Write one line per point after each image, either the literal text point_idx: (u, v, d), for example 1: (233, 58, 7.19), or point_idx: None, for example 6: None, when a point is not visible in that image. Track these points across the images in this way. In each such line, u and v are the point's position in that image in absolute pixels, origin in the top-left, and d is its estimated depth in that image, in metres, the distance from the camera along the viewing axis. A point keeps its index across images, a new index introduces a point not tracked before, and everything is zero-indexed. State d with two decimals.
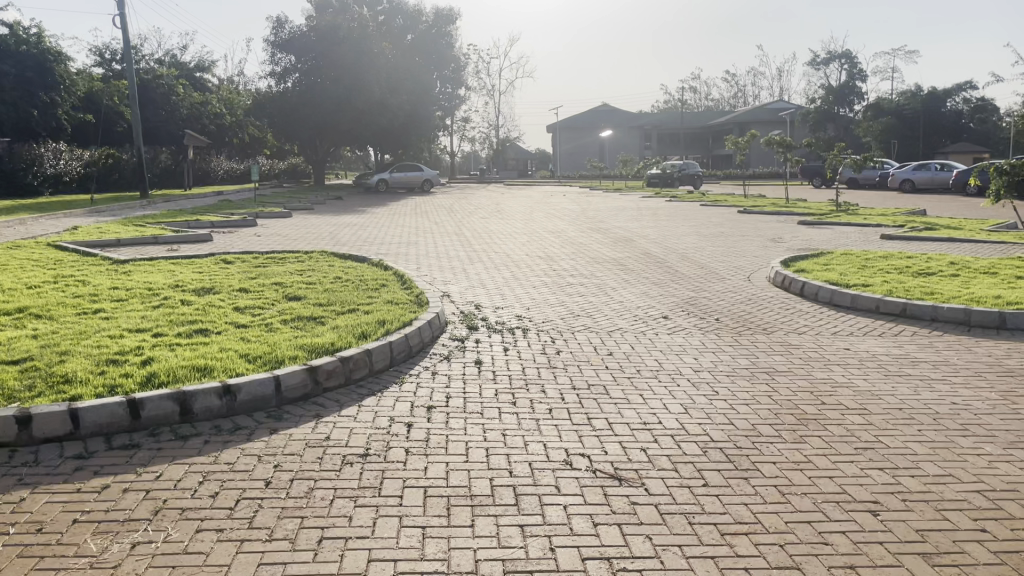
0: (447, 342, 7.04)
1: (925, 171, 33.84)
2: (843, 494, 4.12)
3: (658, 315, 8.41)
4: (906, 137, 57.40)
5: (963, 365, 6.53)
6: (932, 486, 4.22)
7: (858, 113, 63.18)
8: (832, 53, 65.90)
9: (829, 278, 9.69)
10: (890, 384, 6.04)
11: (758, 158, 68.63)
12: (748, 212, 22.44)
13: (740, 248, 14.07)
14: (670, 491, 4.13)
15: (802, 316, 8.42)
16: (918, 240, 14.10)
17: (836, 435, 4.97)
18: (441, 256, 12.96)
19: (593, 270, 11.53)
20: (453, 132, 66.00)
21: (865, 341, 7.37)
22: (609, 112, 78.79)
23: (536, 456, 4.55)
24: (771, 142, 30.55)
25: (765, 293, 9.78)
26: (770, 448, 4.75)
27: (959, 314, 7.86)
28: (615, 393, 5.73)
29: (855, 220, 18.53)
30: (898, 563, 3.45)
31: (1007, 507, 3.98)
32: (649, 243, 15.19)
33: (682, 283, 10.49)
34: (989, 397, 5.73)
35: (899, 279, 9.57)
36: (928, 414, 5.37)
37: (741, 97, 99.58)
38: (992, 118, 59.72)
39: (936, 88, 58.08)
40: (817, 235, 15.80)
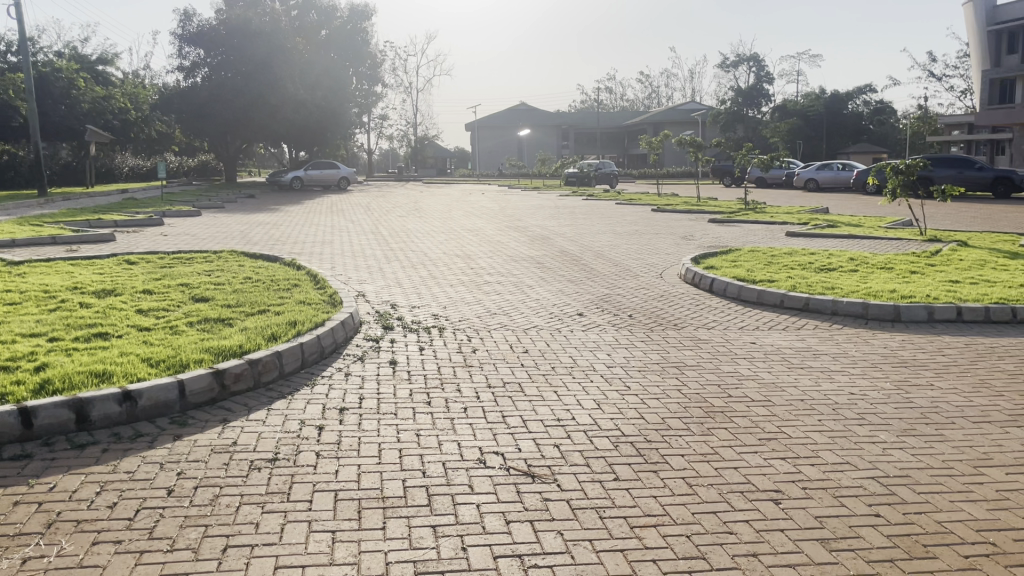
0: (360, 343, 6.94)
1: (828, 171, 35.29)
2: (747, 484, 4.25)
3: (573, 312, 8.50)
4: (810, 138, 59.56)
5: (861, 357, 6.84)
6: (831, 473, 4.40)
7: (765, 114, 65.17)
8: (740, 56, 68.13)
9: (737, 275, 9.96)
10: (793, 376, 6.26)
11: (672, 158, 70.49)
12: (662, 211, 22.85)
13: (654, 246, 14.34)
14: (582, 486, 4.19)
15: (711, 312, 8.67)
16: (821, 237, 14.64)
17: (740, 427, 5.12)
18: (355, 255, 12.76)
19: (511, 269, 11.55)
20: (369, 130, 65.18)
21: (770, 335, 7.61)
22: (527, 112, 79.01)
23: (450, 455, 4.54)
24: (683, 142, 31.19)
25: (676, 289, 10.01)
26: (679, 441, 4.85)
27: (857, 308, 8.24)
28: (530, 391, 5.76)
29: (762, 218, 19.11)
30: (798, 549, 3.58)
31: (900, 492, 4.17)
32: (565, 241, 15.26)
33: (596, 281, 10.61)
34: (883, 387, 6.01)
35: (802, 276, 9.94)
36: (827, 404, 5.59)
37: (655, 98, 101.64)
38: (889, 120, 63.64)
39: (838, 90, 60.57)
40: (726, 233, 16.20)
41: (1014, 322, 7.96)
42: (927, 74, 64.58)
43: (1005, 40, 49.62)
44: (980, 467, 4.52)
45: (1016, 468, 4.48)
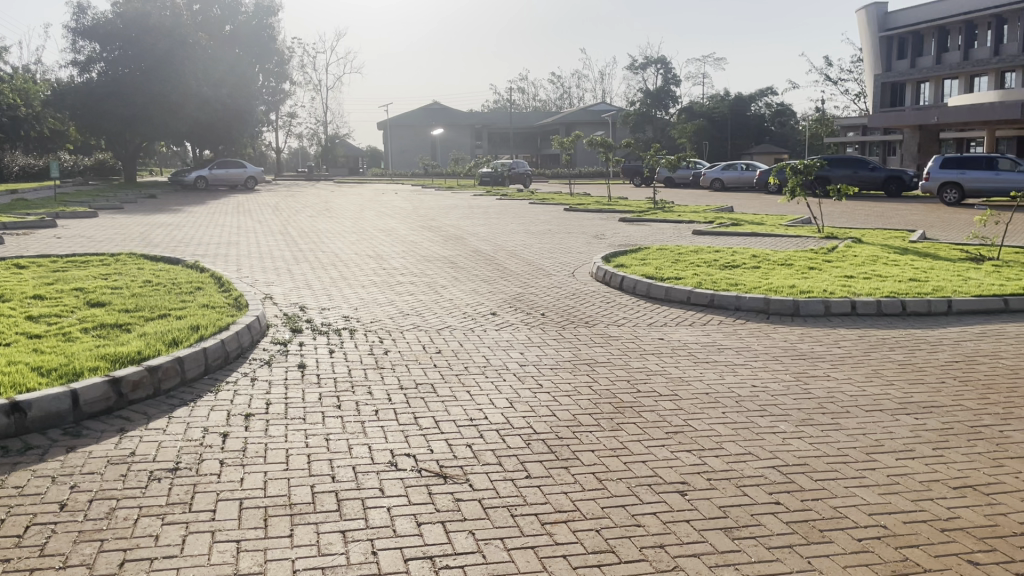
0: (267, 347, 6.77)
1: (732, 170, 36.43)
2: (654, 477, 4.35)
3: (486, 311, 8.52)
4: (717, 139, 61.32)
5: (762, 350, 7.08)
6: (734, 464, 4.55)
7: (673, 116, 66.76)
8: (649, 59, 69.64)
9: (646, 273, 10.18)
10: (700, 371, 6.42)
11: (584, 157, 71.45)
12: (573, 210, 23.16)
13: (566, 245, 14.51)
14: (494, 485, 4.20)
15: (621, 308, 8.83)
16: (726, 235, 15.10)
17: (648, 421, 5.24)
18: (264, 256, 12.47)
19: (424, 268, 11.50)
20: (277, 128, 63.71)
21: (676, 331, 7.81)
22: (439, 111, 78.67)
23: (360, 459, 4.47)
24: (594, 142, 31.59)
25: (587, 288, 10.15)
26: (589, 437, 4.92)
27: (759, 303, 8.52)
28: (442, 391, 5.74)
29: (670, 217, 19.57)
30: (702, 539, 3.68)
31: (799, 480, 4.34)
32: (478, 241, 15.25)
33: (509, 280, 10.64)
34: (783, 378, 6.25)
35: (708, 273, 10.22)
36: (731, 397, 5.77)
37: (566, 99, 102.92)
38: (789, 122, 66.16)
39: (742, 93, 62.69)
40: (636, 232, 16.53)
41: (904, 314, 8.39)
42: (823, 78, 67.45)
43: (895, 46, 52.59)
44: (872, 453, 4.74)
45: (905, 453, 4.73)
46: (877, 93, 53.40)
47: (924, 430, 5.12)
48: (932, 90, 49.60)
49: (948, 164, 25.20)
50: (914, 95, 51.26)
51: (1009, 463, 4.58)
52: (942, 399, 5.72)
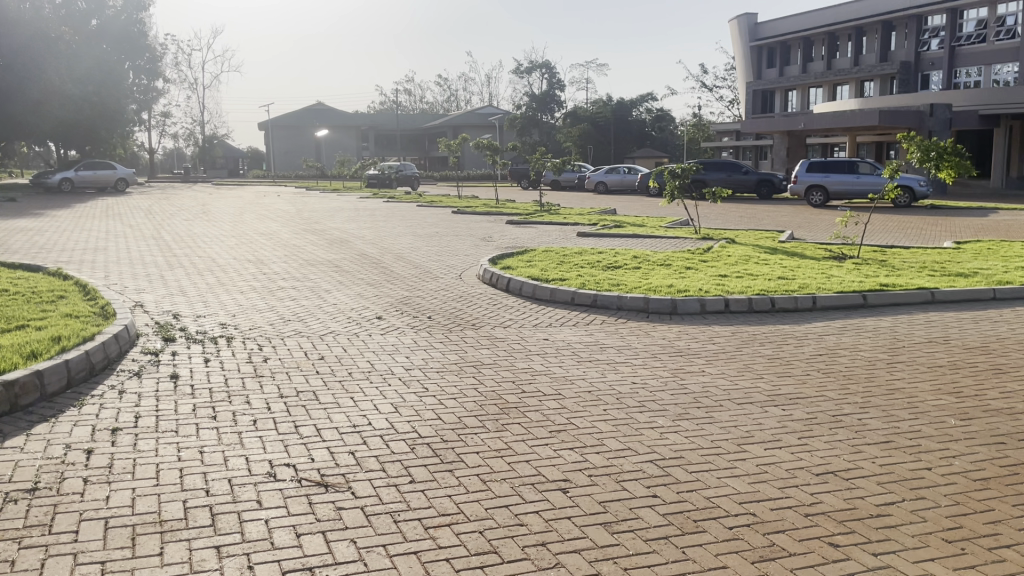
0: (137, 357, 6.46)
1: (615, 174, 37.32)
2: (537, 476, 4.40)
3: (371, 316, 8.41)
4: (600, 143, 62.89)
5: (642, 348, 7.29)
6: (614, 460, 4.66)
7: (558, 120, 67.95)
8: (534, 63, 70.68)
9: (531, 274, 10.29)
10: (582, 370, 6.56)
11: (472, 161, 71.72)
12: (461, 213, 23.14)
13: (453, 247, 14.49)
14: (376, 492, 4.14)
15: (507, 310, 8.90)
16: (609, 237, 15.45)
17: (532, 421, 5.30)
18: (134, 263, 11.87)
19: (306, 273, 11.24)
20: (150, 128, 60.92)
21: (561, 331, 7.94)
22: (324, 111, 77.20)
23: (236, 471, 4.33)
24: (480, 144, 31.70)
25: (474, 290, 10.18)
26: (474, 439, 4.93)
27: (639, 303, 8.78)
28: (324, 397, 5.63)
29: (556, 219, 19.89)
30: (583, 534, 3.75)
31: (675, 473, 4.50)
32: (364, 244, 15.03)
33: (395, 284, 10.55)
34: (662, 374, 6.47)
35: (591, 273, 10.41)
36: (612, 394, 5.92)
37: (453, 102, 103.04)
38: (668, 127, 68.45)
39: (624, 99, 64.31)
40: (522, 234, 16.74)
41: (773, 310, 8.82)
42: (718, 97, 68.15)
43: (766, 55, 55.32)
44: (742, 444, 4.97)
45: (773, 443, 4.98)
46: (748, 99, 56.07)
47: (790, 421, 5.40)
48: (799, 97, 52.49)
49: (813, 168, 26.58)
50: (782, 103, 54.12)
51: (867, 449, 4.89)
52: (807, 391, 6.05)
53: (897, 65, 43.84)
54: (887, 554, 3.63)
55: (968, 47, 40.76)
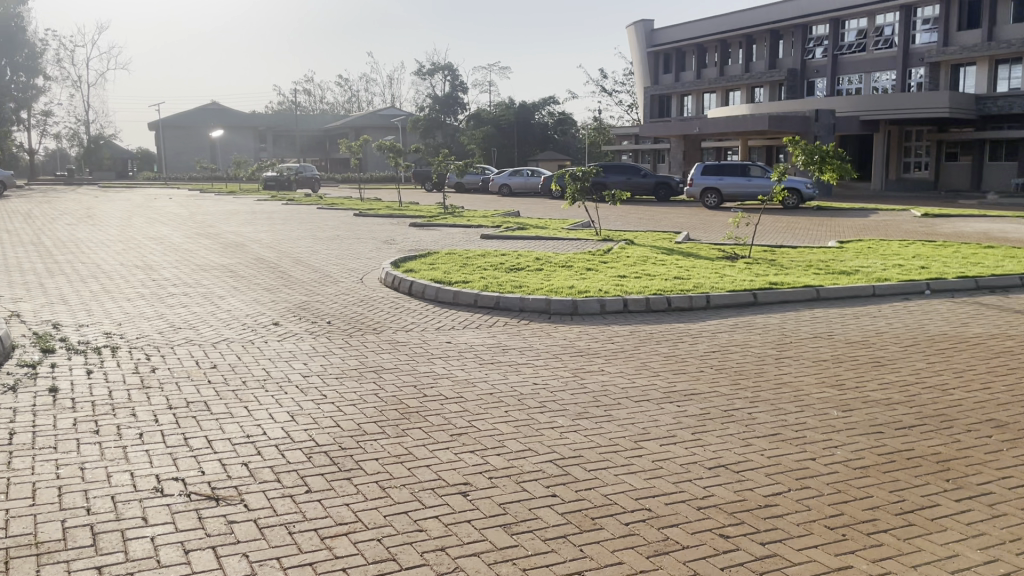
0: (12, 370, 6.09)
1: (519, 176, 37.53)
2: (437, 480, 4.38)
3: (267, 322, 8.19)
4: (503, 146, 63.20)
5: (543, 349, 7.36)
6: (514, 461, 4.68)
7: (461, 122, 68.01)
8: (437, 65, 70.51)
9: (434, 277, 10.23)
10: (484, 372, 6.56)
11: (374, 162, 70.93)
12: (363, 215, 22.83)
13: (355, 251, 14.26)
14: (271, 503, 4.03)
15: (409, 313, 8.82)
16: (512, 239, 15.54)
17: (433, 425, 5.27)
18: (8, 270, 11.18)
19: (199, 279, 10.84)
20: (29, 127, 57.59)
21: (463, 334, 7.92)
22: (219, 111, 74.85)
23: (121, 488, 4.13)
24: (382, 146, 31.26)
25: (376, 293, 10.07)
26: (373, 445, 4.86)
27: (540, 304, 8.87)
28: (217, 407, 5.45)
29: (459, 221, 19.88)
30: (482, 537, 3.75)
31: (575, 472, 4.55)
32: (261, 248, 14.62)
33: (293, 288, 10.31)
34: (563, 374, 6.55)
35: (493, 276, 10.44)
36: (514, 395, 5.95)
37: (355, 103, 101.70)
38: (570, 131, 69.40)
39: (527, 102, 64.73)
40: (425, 236, 16.64)
41: (670, 309, 9.06)
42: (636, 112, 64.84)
43: (661, 60, 56.77)
44: (640, 441, 5.08)
45: (668, 438, 5.11)
46: (647, 104, 57.50)
47: (685, 416, 5.56)
48: (695, 102, 54.18)
49: (708, 171, 27.51)
50: (678, 107, 55.72)
51: (755, 441, 5.08)
52: (701, 387, 6.24)
53: (785, 72, 45.79)
54: (773, 543, 3.77)
55: (850, 56, 42.97)
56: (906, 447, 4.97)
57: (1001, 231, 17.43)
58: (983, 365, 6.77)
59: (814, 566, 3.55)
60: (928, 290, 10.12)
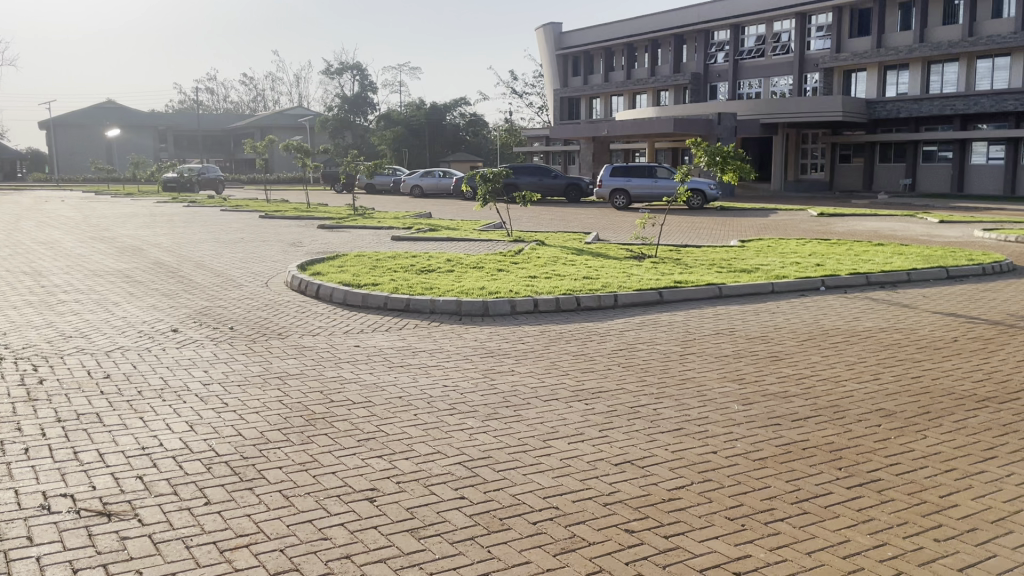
0: None
1: (430, 177, 37.32)
2: (343, 487, 4.30)
3: (165, 328, 7.89)
4: (414, 146, 62.76)
5: (454, 351, 7.34)
6: (423, 465, 4.64)
7: (371, 122, 67.36)
8: (344, 65, 69.53)
9: (342, 280, 10.07)
10: (393, 375, 6.49)
11: (281, 163, 69.43)
12: (269, 217, 22.30)
13: (260, 254, 13.89)
14: (167, 517, 3.88)
15: (315, 317, 8.64)
16: (423, 240, 15.45)
17: (340, 431, 5.17)
18: None
19: (93, 285, 10.35)
20: None
21: (372, 337, 7.81)
22: (116, 109, 71.85)
23: (4, 507, 3.90)
24: (289, 146, 30.50)
25: (282, 297, 9.84)
26: (277, 454, 4.74)
27: (452, 305, 8.85)
28: (110, 419, 5.21)
29: (368, 223, 19.66)
30: (388, 543, 3.70)
31: (484, 473, 4.55)
32: (160, 252, 14.07)
33: (194, 293, 9.95)
34: (472, 375, 6.54)
35: (403, 278, 10.34)
36: (422, 398, 5.90)
37: (260, 102, 99.40)
38: (483, 132, 69.53)
39: (438, 103, 64.42)
40: (334, 238, 16.35)
41: (579, 309, 9.16)
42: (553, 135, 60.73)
43: (570, 63, 57.47)
44: (548, 439, 5.12)
45: (576, 437, 5.17)
46: (556, 106, 58.13)
47: (593, 414, 5.63)
48: (603, 105, 55.05)
49: (616, 172, 28.00)
50: (588, 110, 56.54)
51: (660, 437, 5.20)
52: (609, 384, 6.34)
53: (689, 76, 47.04)
54: (676, 535, 3.86)
55: (750, 61, 44.50)
56: (802, 438, 5.17)
57: (890, 229, 18.36)
58: (873, 357, 7.11)
59: (716, 556, 3.65)
60: (823, 286, 10.57)
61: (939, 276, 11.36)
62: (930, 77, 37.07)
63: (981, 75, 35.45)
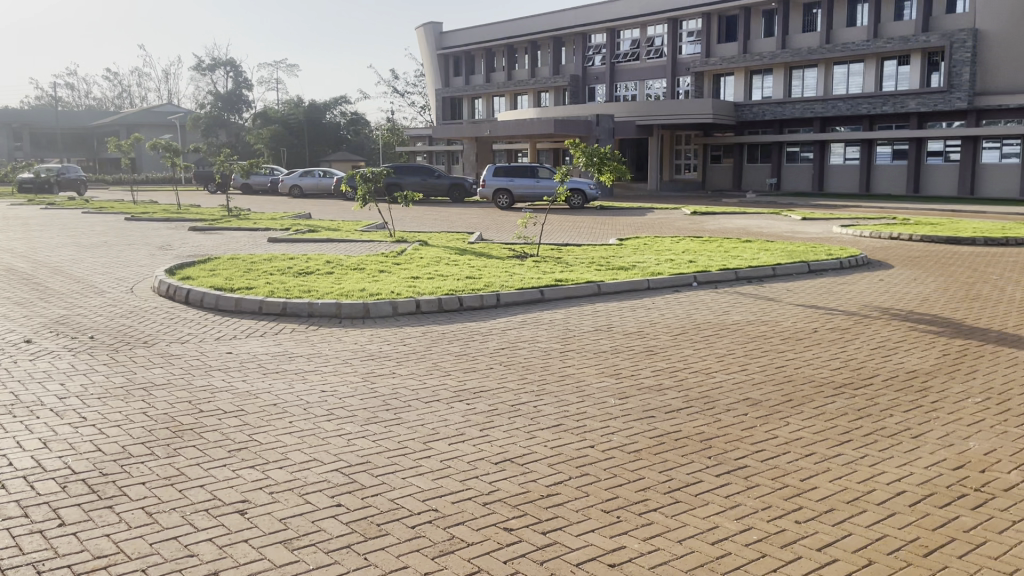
0: None
1: (310, 177, 36.46)
2: (212, 500, 4.12)
3: (18, 340, 7.36)
4: (292, 146, 61.19)
5: (331, 355, 7.18)
6: (297, 473, 4.51)
7: (247, 120, 65.23)
8: (217, 60, 67.06)
9: (214, 284, 9.68)
10: (267, 382, 6.28)
11: (150, 163, 66.27)
12: (136, 219, 21.24)
13: (125, 258, 13.18)
14: (16, 542, 3.61)
15: (186, 324, 8.27)
16: (302, 242, 15.06)
17: (209, 442, 4.96)
18: None
19: None
20: None
21: (246, 343, 7.53)
22: None
23: None
24: (158, 145, 29.12)
25: (148, 303, 9.37)
26: (141, 468, 4.50)
27: (330, 308, 8.66)
28: None
29: (244, 224, 19.02)
30: (260, 557, 3.57)
31: (361, 479, 4.46)
32: (12, 258, 13.13)
33: (50, 302, 9.32)
34: (351, 380, 6.41)
35: (280, 281, 10.05)
36: (298, 405, 5.74)
37: (126, 98, 94.62)
38: (365, 131, 68.65)
39: (316, 101, 63.13)
40: (206, 241, 15.70)
41: (461, 309, 9.15)
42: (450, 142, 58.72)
43: (451, 62, 57.45)
44: (428, 441, 5.08)
45: (456, 437, 5.15)
46: (438, 106, 57.96)
47: (473, 414, 5.62)
48: (485, 105, 55.29)
49: (499, 172, 28.20)
50: (470, 109, 56.63)
51: (540, 434, 5.25)
52: (489, 383, 6.36)
53: (568, 78, 47.88)
54: (554, 532, 3.90)
55: (626, 64, 45.72)
56: (675, 429, 5.34)
57: (758, 227, 19.20)
58: (741, 349, 7.43)
59: (592, 550, 3.71)
60: (695, 282, 10.97)
61: (802, 271, 11.99)
62: (792, 81, 39.20)
63: (838, 79, 37.66)
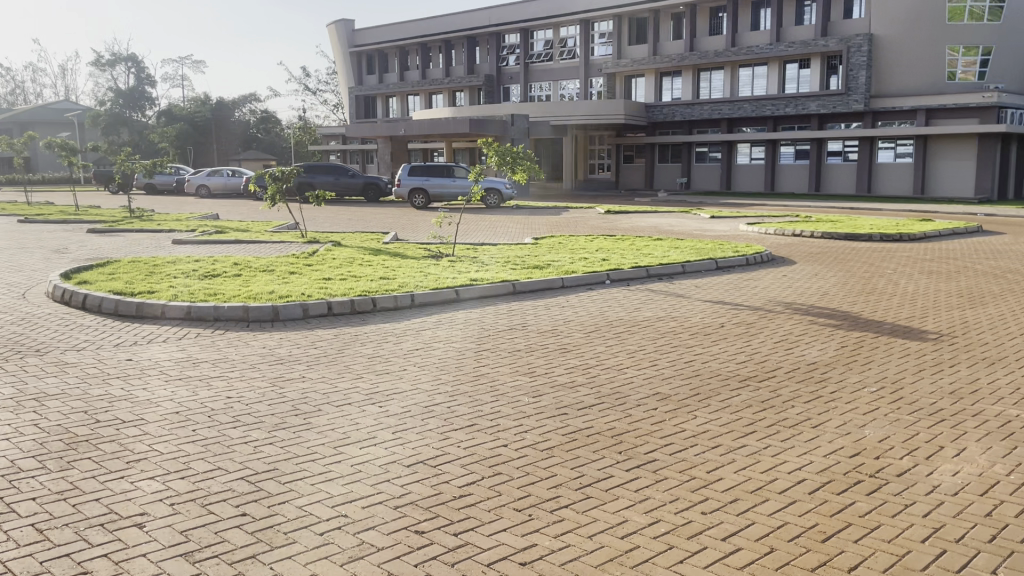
0: None
1: (218, 176, 35.43)
2: (109, 514, 3.95)
3: None
4: (199, 144, 59.35)
5: (239, 359, 6.98)
6: (200, 483, 4.36)
7: (150, 118, 62.90)
8: (117, 56, 64.46)
9: (113, 288, 9.29)
10: (170, 390, 6.04)
11: (46, 163, 63.21)
12: (30, 221, 20.22)
13: (18, 262, 12.51)
14: None
15: (83, 331, 7.90)
16: (209, 244, 14.62)
17: (106, 453, 4.75)
18: None
19: None
20: None
21: (148, 350, 7.25)
22: None
23: None
24: (53, 144, 27.81)
25: (41, 310, 8.91)
26: (30, 483, 4.27)
27: (238, 311, 8.42)
28: None
29: (148, 225, 18.33)
30: (160, 572, 3.44)
31: (267, 486, 4.35)
32: None
33: None
34: (260, 385, 6.24)
35: (184, 284, 9.73)
36: (203, 412, 5.55)
37: (19, 94, 90.02)
38: (276, 130, 67.18)
39: (223, 99, 61.37)
40: (105, 243, 15.06)
41: (375, 310, 9.04)
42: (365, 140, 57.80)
43: (365, 60, 56.73)
44: (339, 446, 4.98)
45: (368, 441, 5.07)
46: (352, 104, 57.15)
47: (386, 417, 5.55)
48: (399, 104, 54.78)
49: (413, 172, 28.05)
50: (384, 108, 56.02)
51: (453, 434, 5.22)
52: (402, 385, 6.29)
53: (482, 77, 47.91)
54: (465, 532, 3.88)
55: (539, 64, 46.06)
56: (587, 426, 5.39)
57: (668, 225, 19.61)
58: (652, 344, 7.57)
59: (504, 549, 3.70)
60: (608, 280, 11.14)
61: (710, 267, 12.32)
62: (699, 83, 40.15)
63: (743, 81, 38.82)
